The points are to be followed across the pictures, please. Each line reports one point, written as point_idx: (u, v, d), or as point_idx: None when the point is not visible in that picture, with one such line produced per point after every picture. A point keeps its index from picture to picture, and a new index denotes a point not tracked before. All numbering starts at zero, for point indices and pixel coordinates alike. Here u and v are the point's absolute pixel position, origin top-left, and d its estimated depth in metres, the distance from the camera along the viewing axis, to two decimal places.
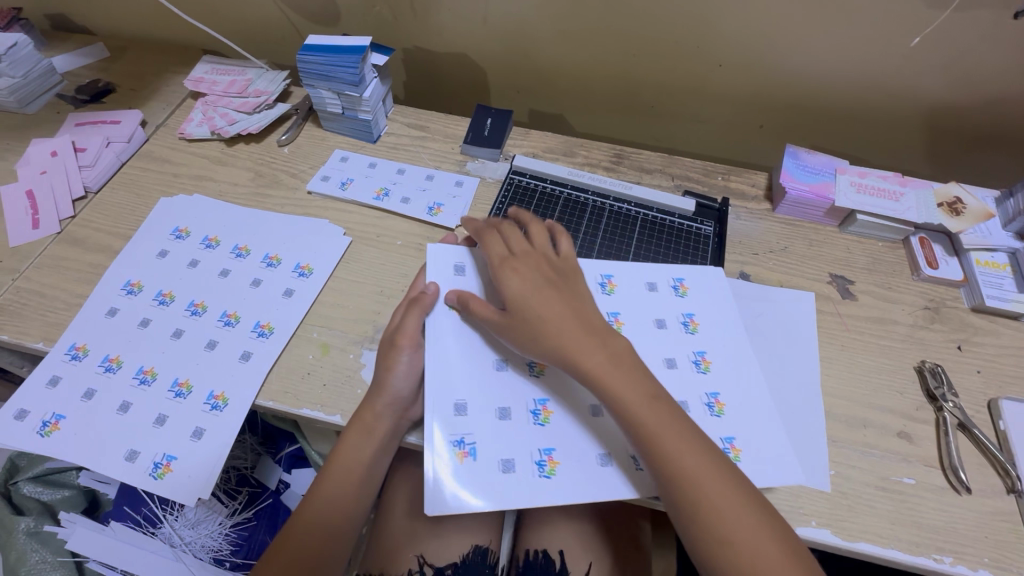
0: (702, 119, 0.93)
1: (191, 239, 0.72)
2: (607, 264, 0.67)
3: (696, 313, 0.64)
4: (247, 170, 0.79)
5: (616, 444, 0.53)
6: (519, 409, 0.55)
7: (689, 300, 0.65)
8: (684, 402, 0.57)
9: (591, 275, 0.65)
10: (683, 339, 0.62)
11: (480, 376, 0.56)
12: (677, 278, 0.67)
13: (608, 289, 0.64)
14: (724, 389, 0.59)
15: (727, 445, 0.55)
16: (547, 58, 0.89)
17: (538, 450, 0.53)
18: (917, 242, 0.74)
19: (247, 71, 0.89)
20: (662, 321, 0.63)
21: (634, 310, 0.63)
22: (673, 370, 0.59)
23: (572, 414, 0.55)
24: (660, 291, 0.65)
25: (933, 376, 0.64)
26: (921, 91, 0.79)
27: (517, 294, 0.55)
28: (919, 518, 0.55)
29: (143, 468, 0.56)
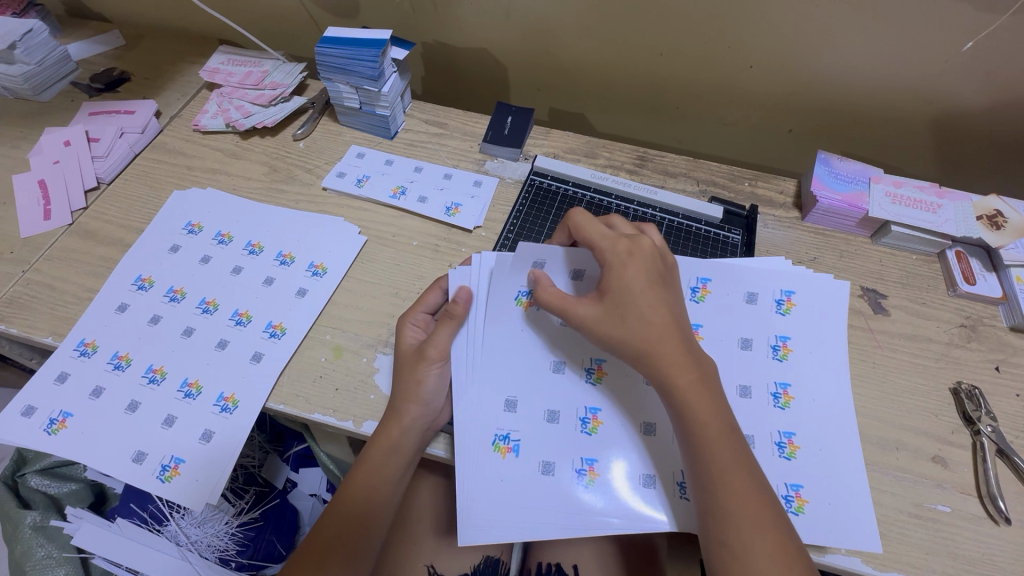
0: (730, 121, 0.90)
1: (204, 234, 0.70)
2: (706, 267, 0.63)
3: (791, 338, 0.61)
4: (260, 164, 0.78)
5: (663, 467, 0.51)
6: (569, 415, 0.54)
7: (789, 321, 0.62)
8: (752, 436, 0.56)
9: (686, 277, 0.63)
10: (769, 366, 0.60)
11: (535, 377, 0.56)
12: (785, 291, 0.63)
13: (698, 296, 0.62)
14: (799, 429, 0.57)
15: (791, 493, 0.54)
16: (570, 56, 0.87)
17: (581, 459, 0.52)
18: (953, 257, 0.71)
19: (263, 62, 0.87)
20: (748, 342, 0.61)
21: (722, 324, 0.61)
22: (748, 399, 0.58)
23: (622, 429, 0.53)
24: (760, 304, 0.62)
25: (970, 399, 0.61)
26: (966, 100, 0.76)
27: (616, 288, 0.51)
28: (955, 548, 0.52)
29: (151, 470, 0.54)
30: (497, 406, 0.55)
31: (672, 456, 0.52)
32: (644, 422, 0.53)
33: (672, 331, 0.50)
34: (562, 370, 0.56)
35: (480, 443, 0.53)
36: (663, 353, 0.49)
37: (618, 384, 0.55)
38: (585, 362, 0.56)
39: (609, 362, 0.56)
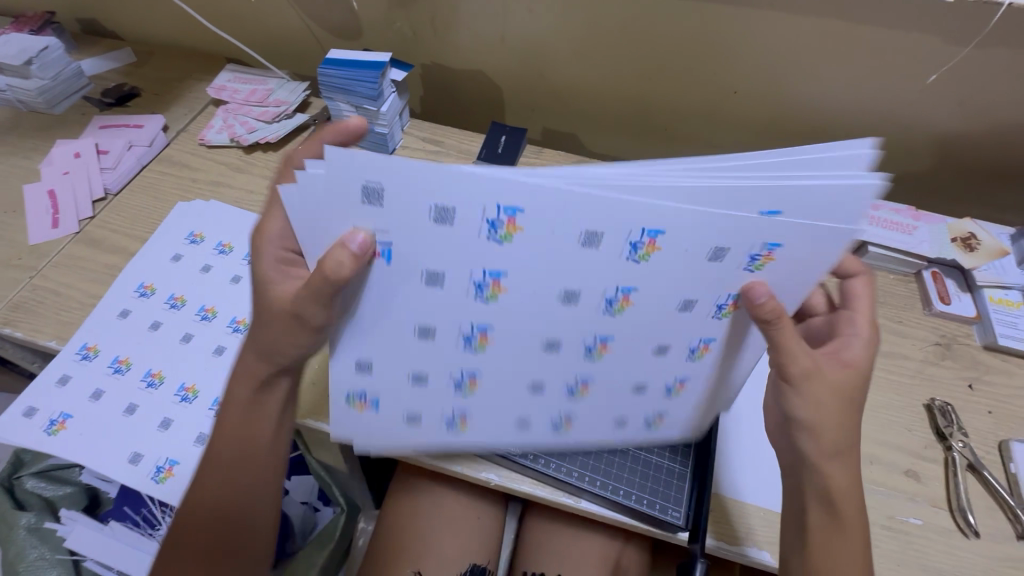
0: (716, 143, 0.93)
1: (205, 244, 0.73)
2: (663, 213, 0.39)
3: (745, 297, 0.44)
4: (263, 178, 0.81)
5: (538, 414, 0.52)
6: (440, 378, 0.50)
7: (753, 279, 0.43)
8: (643, 382, 0.50)
9: (624, 229, 0.40)
10: (702, 321, 0.46)
11: (396, 344, 0.47)
12: (767, 245, 0.41)
13: (638, 256, 0.41)
14: (694, 373, 0.50)
15: (653, 417, 0.53)
16: (563, 78, 0.90)
17: (452, 410, 0.52)
18: (930, 276, 0.74)
19: (268, 81, 0.91)
20: (688, 304, 0.45)
21: (659, 282, 0.43)
22: (659, 356, 0.48)
23: (502, 388, 0.50)
24: (724, 262, 0.42)
25: (943, 415, 0.62)
26: (939, 126, 0.79)
27: (857, 376, 0.49)
28: (924, 559, 0.54)
29: (146, 471, 0.56)
30: (348, 368, 0.49)
31: (553, 404, 0.52)
32: (532, 381, 0.50)
33: (857, 399, 0.49)
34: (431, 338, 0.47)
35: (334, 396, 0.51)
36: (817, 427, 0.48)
37: (503, 351, 0.48)
38: (462, 333, 0.47)
39: (497, 331, 0.46)
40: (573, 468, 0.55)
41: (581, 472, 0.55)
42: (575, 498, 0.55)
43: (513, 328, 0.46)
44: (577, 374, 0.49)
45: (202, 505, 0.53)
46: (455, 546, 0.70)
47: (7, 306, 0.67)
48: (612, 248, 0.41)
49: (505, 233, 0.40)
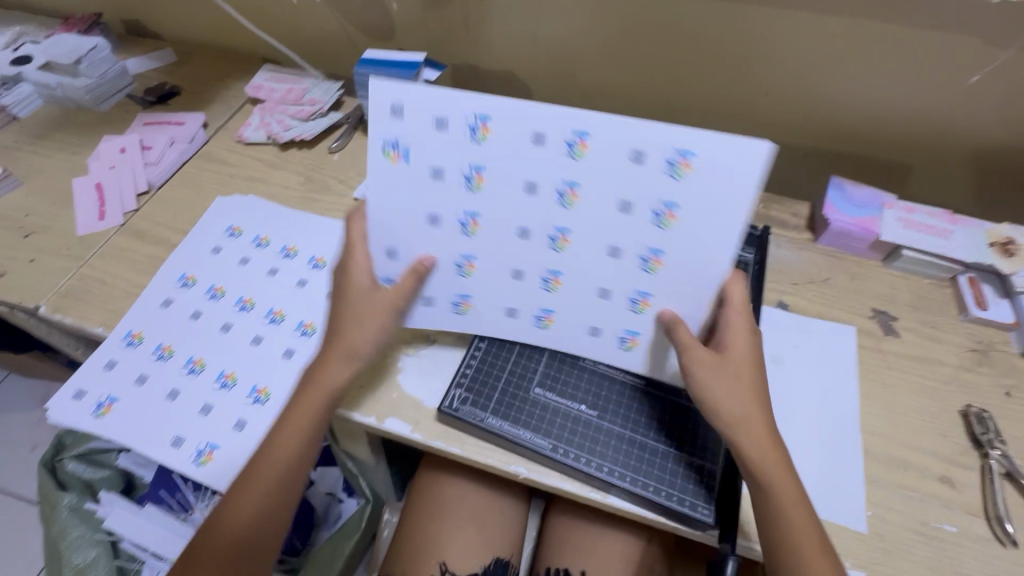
0: (745, 145, 0.93)
1: (244, 238, 0.75)
2: (584, 116, 0.49)
3: (680, 206, 0.49)
4: (297, 174, 0.83)
5: (528, 304, 0.57)
6: (445, 262, 0.55)
7: (682, 186, 0.48)
8: (608, 291, 0.54)
9: (557, 130, 0.49)
10: (647, 230, 0.50)
11: (407, 223, 0.54)
12: (681, 151, 0.47)
13: (576, 152, 0.49)
14: (657, 291, 0.53)
15: (626, 336, 0.55)
16: (593, 78, 0.91)
17: (455, 295, 0.57)
18: (965, 282, 0.72)
19: (304, 80, 0.93)
20: (626, 206, 0.50)
21: (605, 184, 0.50)
22: (615, 260, 0.52)
23: (491, 274, 0.56)
24: (647, 163, 0.48)
25: (980, 422, 0.61)
26: (977, 129, 0.78)
27: (741, 355, 0.53)
28: (959, 567, 0.53)
29: (188, 454, 0.58)
30: (377, 253, 0.56)
31: (533, 298, 0.56)
32: (513, 267, 0.55)
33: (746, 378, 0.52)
34: (438, 220, 0.53)
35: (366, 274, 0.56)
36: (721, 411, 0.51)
37: (491, 237, 0.54)
38: (457, 216, 0.53)
39: (484, 217, 0.53)
40: (604, 463, 0.55)
41: (611, 468, 0.55)
42: (604, 493, 0.55)
43: (498, 211, 0.53)
44: (548, 267, 0.54)
45: (235, 531, 0.53)
46: (479, 540, 0.71)
47: (57, 293, 0.70)
48: (553, 148, 0.50)
49: (481, 135, 0.50)
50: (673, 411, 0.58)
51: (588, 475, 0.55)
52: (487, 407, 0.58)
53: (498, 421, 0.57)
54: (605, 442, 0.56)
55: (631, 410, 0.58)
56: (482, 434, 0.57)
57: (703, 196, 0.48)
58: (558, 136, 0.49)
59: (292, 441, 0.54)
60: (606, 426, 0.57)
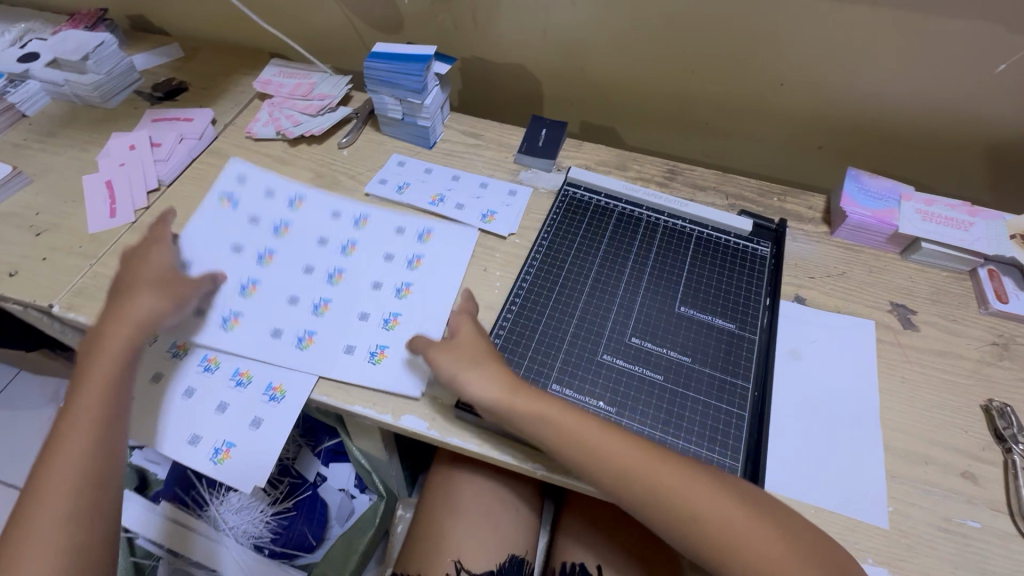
0: (758, 137, 0.91)
1: (258, 233, 0.74)
2: (368, 207, 0.77)
3: (425, 256, 0.71)
4: (308, 170, 0.83)
5: (290, 326, 0.65)
6: (232, 284, 0.68)
7: (428, 246, 0.72)
8: (366, 313, 0.66)
9: (352, 211, 0.76)
10: (401, 270, 0.69)
11: (214, 253, 0.71)
12: (429, 228, 0.74)
13: (358, 224, 0.75)
14: (406, 312, 0.66)
15: (376, 350, 0.63)
16: (605, 70, 0.90)
17: (226, 311, 0.66)
18: (985, 275, 0.72)
19: (312, 75, 0.92)
20: (390, 255, 0.71)
21: (375, 243, 0.72)
22: (375, 290, 0.68)
23: (268, 299, 0.67)
24: (405, 234, 0.73)
25: (1002, 416, 0.61)
26: (997, 119, 0.77)
27: (473, 340, 0.58)
28: (983, 563, 0.53)
29: (205, 452, 0.58)
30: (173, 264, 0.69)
31: (298, 320, 0.65)
32: (289, 295, 0.67)
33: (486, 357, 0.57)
34: (240, 250, 0.71)
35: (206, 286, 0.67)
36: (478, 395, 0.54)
37: (276, 271, 0.70)
38: (256, 253, 0.71)
39: (277, 255, 0.71)
40: None
41: None
42: None
43: (291, 255, 0.71)
44: (319, 295, 0.68)
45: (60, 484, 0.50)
46: (493, 534, 0.71)
47: (70, 292, 0.70)
48: (317, 212, 0.76)
49: (296, 206, 0.77)
50: (691, 409, 0.57)
51: None
52: None
53: None
54: None
55: (651, 406, 0.57)
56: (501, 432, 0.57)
57: (447, 253, 0.71)
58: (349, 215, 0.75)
59: (93, 392, 0.55)
60: (626, 424, 0.56)
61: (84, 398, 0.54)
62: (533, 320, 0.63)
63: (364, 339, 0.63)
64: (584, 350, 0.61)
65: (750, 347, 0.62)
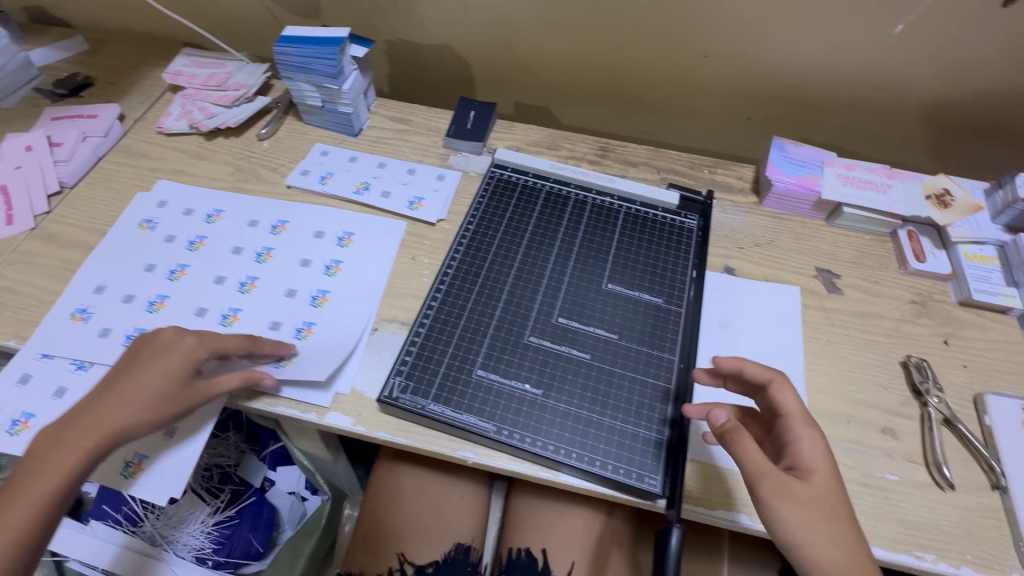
0: (691, 111, 0.91)
1: (173, 239, 0.70)
2: (289, 211, 0.73)
3: (343, 262, 0.68)
4: (225, 165, 0.79)
5: None
6: (142, 299, 0.65)
7: (346, 252, 0.69)
8: (278, 323, 0.62)
9: (270, 217, 0.73)
10: (317, 277, 0.67)
11: (131, 274, 0.67)
12: (346, 232, 0.71)
13: (276, 231, 0.71)
14: (319, 319, 0.63)
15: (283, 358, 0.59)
16: (533, 48, 0.88)
17: (133, 328, 0.63)
18: (905, 236, 0.73)
19: (226, 64, 0.87)
20: (307, 261, 0.68)
21: (292, 251, 0.69)
22: (290, 298, 0.65)
23: (177, 312, 0.64)
24: (324, 239, 0.70)
25: (919, 370, 0.63)
26: (910, 80, 0.79)
27: (825, 474, 0.47)
28: (901, 514, 0.54)
29: (115, 466, 0.55)
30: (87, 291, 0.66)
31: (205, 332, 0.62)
32: (197, 306, 0.64)
33: (837, 505, 0.46)
34: (154, 268, 0.68)
35: (115, 308, 0.64)
36: (815, 559, 0.44)
37: (188, 284, 0.66)
38: (169, 267, 0.68)
39: (191, 268, 0.68)
40: (549, 442, 0.54)
41: (557, 446, 0.54)
42: (554, 471, 0.54)
43: (203, 266, 0.68)
44: (228, 304, 0.64)
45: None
46: (436, 527, 0.70)
47: None
48: (239, 223, 0.72)
49: (213, 219, 0.72)
50: (618, 387, 0.57)
51: (535, 455, 0.54)
52: (428, 395, 0.56)
53: (440, 408, 0.55)
54: (550, 421, 0.55)
55: (577, 385, 0.57)
56: (426, 422, 0.56)
57: (363, 258, 0.69)
58: (268, 220, 0.72)
59: (98, 430, 0.49)
60: (551, 405, 0.56)
61: (87, 422, 0.50)
62: (458, 306, 0.61)
63: None
64: (511, 333, 0.60)
65: (676, 320, 0.62)
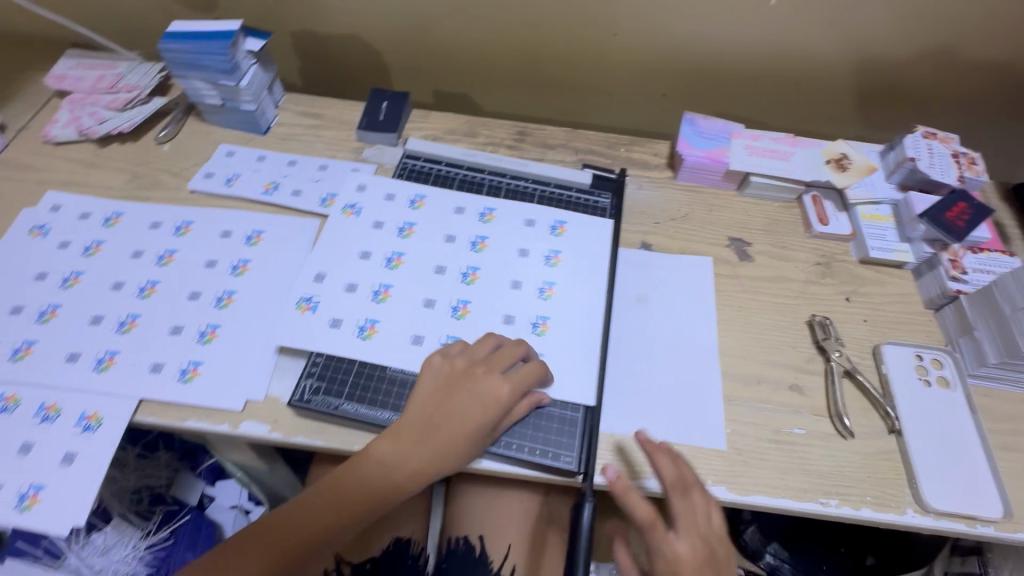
0: (609, 91, 0.92)
1: (70, 248, 0.66)
2: (192, 211, 0.70)
3: (252, 260, 0.66)
4: (122, 172, 0.74)
5: (91, 346, 0.59)
6: (32, 309, 0.61)
7: (255, 250, 0.67)
8: (179, 327, 0.61)
9: (172, 220, 0.69)
10: (222, 278, 0.64)
11: (21, 285, 0.63)
12: (255, 231, 0.69)
13: (180, 232, 0.68)
14: (225, 322, 0.61)
15: (187, 367, 0.58)
16: (443, 33, 0.86)
17: (21, 341, 0.59)
18: (809, 201, 0.77)
19: (117, 65, 0.82)
20: (213, 262, 0.66)
21: (195, 251, 0.67)
22: (194, 301, 0.62)
23: (71, 321, 0.61)
24: (232, 239, 0.68)
25: (822, 327, 0.66)
26: (806, 48, 0.82)
27: None
28: (807, 464, 0.57)
29: (8, 500, 0.51)
30: None
31: (101, 341, 0.60)
32: (92, 314, 0.61)
33: None
34: (44, 277, 0.64)
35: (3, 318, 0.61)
36: None
37: (85, 290, 0.63)
38: (62, 274, 0.64)
39: (86, 274, 0.64)
40: None
41: None
42: (475, 459, 0.56)
43: (100, 272, 0.64)
44: (127, 310, 0.61)
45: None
46: (373, 523, 0.69)
47: None
48: (140, 225, 0.69)
49: (112, 223, 0.69)
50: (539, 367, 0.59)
51: None
52: (342, 394, 0.56)
53: (354, 406, 0.56)
54: None
55: None
56: (342, 422, 0.56)
57: (271, 255, 0.67)
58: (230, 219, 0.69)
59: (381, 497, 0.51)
60: None
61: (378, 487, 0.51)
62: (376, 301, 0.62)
63: (175, 356, 0.58)
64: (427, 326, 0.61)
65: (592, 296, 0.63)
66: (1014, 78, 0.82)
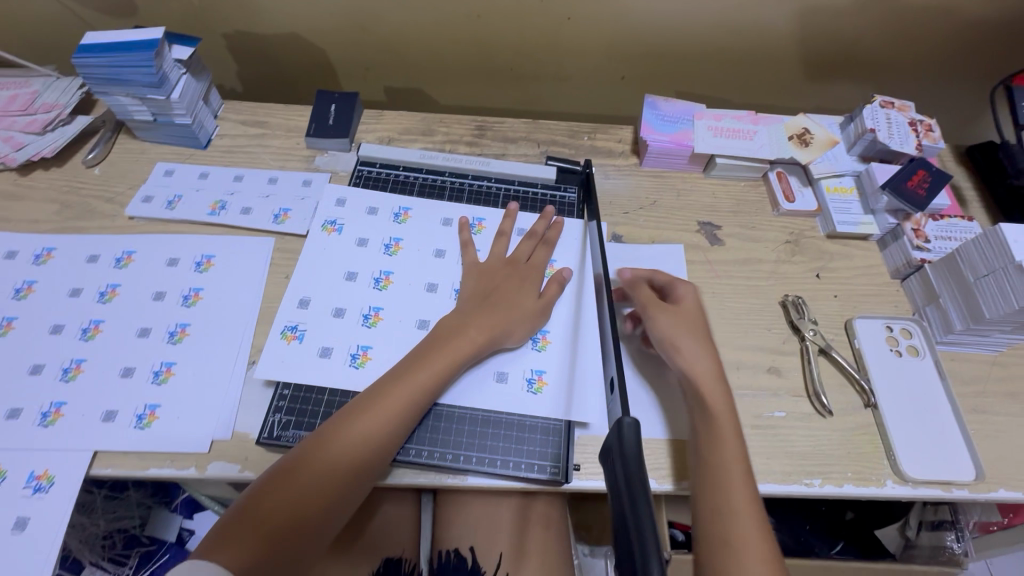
0: (567, 77, 0.89)
1: None
2: (133, 239, 0.65)
3: (205, 288, 0.62)
4: (49, 202, 0.68)
5: (34, 400, 0.54)
6: None
7: (206, 277, 0.63)
8: (130, 368, 0.56)
9: (112, 250, 0.64)
10: (173, 310, 0.60)
11: None
12: (205, 255, 0.64)
13: (121, 264, 0.63)
14: (181, 359, 0.57)
15: (144, 411, 0.54)
16: (389, 27, 0.81)
17: None
18: (775, 178, 0.76)
19: (31, 83, 0.75)
20: (161, 293, 0.61)
21: (140, 283, 0.62)
22: (144, 338, 0.58)
23: (7, 372, 0.56)
24: (179, 266, 0.63)
25: (795, 307, 0.67)
26: (761, 22, 0.80)
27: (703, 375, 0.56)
28: (789, 447, 0.58)
29: None
30: None
31: (43, 392, 0.55)
32: (32, 362, 0.56)
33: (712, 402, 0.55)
34: None
35: None
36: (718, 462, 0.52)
37: (20, 336, 0.58)
38: None
39: (20, 320, 0.59)
40: (446, 450, 0.54)
41: (454, 453, 0.54)
42: (462, 477, 0.54)
43: (35, 315, 0.59)
44: (71, 355, 0.57)
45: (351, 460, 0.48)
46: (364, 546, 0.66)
47: None
48: (75, 260, 0.63)
49: (43, 260, 0.63)
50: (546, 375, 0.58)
51: (436, 466, 0.53)
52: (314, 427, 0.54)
53: None
54: (446, 429, 0.55)
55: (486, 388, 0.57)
56: None
57: (225, 281, 0.62)
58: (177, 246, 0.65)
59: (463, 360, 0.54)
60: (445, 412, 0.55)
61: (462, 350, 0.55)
62: None
63: (129, 401, 0.54)
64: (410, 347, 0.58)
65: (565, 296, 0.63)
66: (964, 39, 0.83)
